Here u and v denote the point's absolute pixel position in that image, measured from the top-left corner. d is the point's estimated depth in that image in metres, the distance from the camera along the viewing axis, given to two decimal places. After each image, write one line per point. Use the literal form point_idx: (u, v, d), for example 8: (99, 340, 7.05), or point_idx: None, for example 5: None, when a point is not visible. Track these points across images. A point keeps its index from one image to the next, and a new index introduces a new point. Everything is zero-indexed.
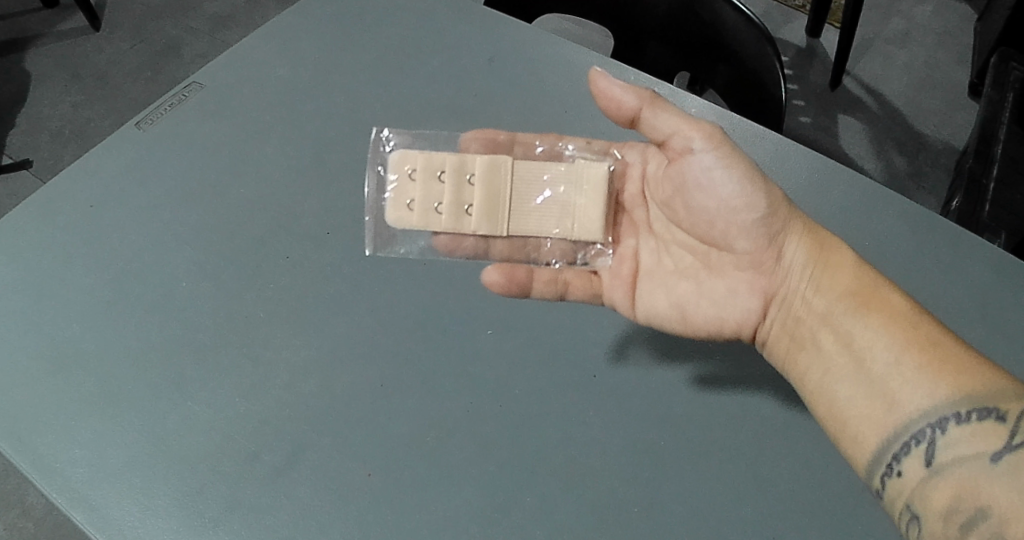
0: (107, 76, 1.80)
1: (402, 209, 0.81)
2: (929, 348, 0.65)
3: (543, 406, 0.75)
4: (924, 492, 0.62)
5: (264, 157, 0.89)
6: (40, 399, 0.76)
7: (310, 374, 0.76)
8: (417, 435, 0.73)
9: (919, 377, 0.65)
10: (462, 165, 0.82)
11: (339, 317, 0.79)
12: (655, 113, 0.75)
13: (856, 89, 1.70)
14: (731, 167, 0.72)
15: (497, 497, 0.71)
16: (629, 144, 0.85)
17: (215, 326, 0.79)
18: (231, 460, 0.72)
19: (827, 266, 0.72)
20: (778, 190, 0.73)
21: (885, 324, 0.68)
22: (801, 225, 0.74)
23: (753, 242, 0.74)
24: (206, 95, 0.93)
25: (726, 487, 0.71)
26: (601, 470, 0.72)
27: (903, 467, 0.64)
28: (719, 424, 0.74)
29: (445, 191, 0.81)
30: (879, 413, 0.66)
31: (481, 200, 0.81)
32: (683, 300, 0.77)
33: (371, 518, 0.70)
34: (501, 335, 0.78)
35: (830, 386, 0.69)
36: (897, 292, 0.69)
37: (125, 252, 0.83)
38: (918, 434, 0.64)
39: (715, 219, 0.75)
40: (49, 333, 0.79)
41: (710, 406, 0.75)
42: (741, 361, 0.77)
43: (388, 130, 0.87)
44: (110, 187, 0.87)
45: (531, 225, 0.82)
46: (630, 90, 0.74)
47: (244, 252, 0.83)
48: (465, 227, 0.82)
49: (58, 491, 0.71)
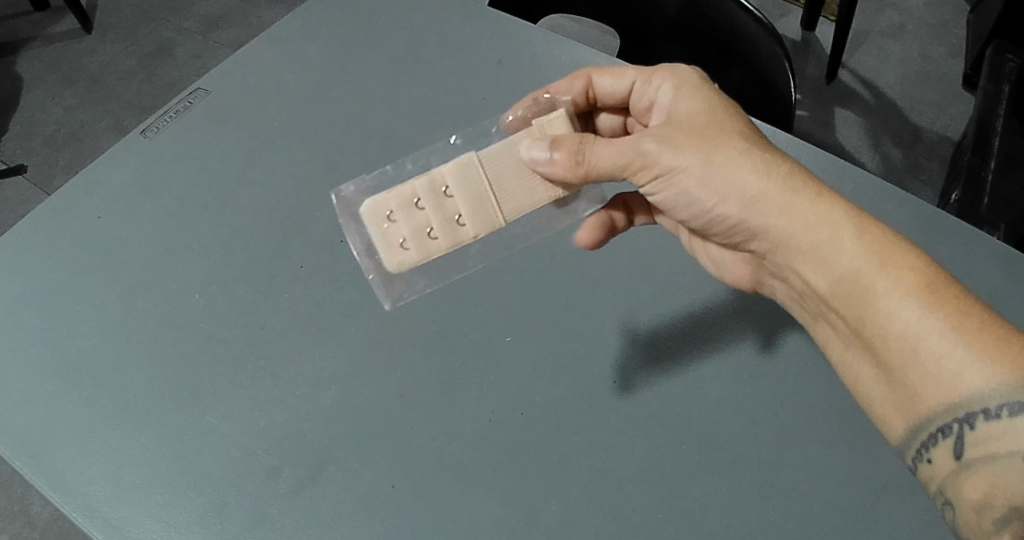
0: (101, 79, 1.79)
1: (397, 252, 0.67)
2: (950, 337, 0.55)
3: (561, 409, 0.73)
4: (956, 482, 0.56)
5: (272, 162, 0.88)
6: (55, 413, 0.75)
7: (325, 383, 0.75)
8: (437, 446, 0.72)
9: (943, 368, 0.55)
10: (433, 181, 0.67)
11: (358, 328, 0.78)
12: (591, 148, 0.65)
13: (852, 82, 1.70)
14: (685, 172, 0.64)
15: (519, 507, 0.69)
16: (654, 70, 0.73)
17: (227, 335, 0.78)
18: (250, 475, 0.71)
19: (817, 246, 0.61)
20: (734, 175, 0.63)
21: (893, 310, 0.57)
22: (781, 201, 0.62)
23: (733, 229, 0.66)
24: (212, 102, 0.93)
25: (760, 486, 0.68)
26: (633, 479, 0.69)
27: (932, 454, 0.57)
28: (753, 426, 0.71)
29: (430, 214, 0.67)
30: (904, 402, 0.58)
31: (468, 204, 0.68)
32: (695, 247, 0.75)
33: (398, 532, 0.69)
34: (521, 341, 0.76)
35: (852, 370, 0.62)
36: (904, 268, 0.57)
37: (135, 261, 0.83)
38: (944, 428, 0.56)
39: (690, 214, 0.67)
40: (61, 345, 0.79)
41: (739, 404, 0.72)
42: (752, 317, 0.76)
43: (343, 189, 0.72)
44: (117, 196, 0.87)
45: (525, 201, 0.69)
46: (555, 153, 0.66)
47: (258, 263, 0.81)
48: (466, 238, 0.68)
49: (76, 509, 0.71)
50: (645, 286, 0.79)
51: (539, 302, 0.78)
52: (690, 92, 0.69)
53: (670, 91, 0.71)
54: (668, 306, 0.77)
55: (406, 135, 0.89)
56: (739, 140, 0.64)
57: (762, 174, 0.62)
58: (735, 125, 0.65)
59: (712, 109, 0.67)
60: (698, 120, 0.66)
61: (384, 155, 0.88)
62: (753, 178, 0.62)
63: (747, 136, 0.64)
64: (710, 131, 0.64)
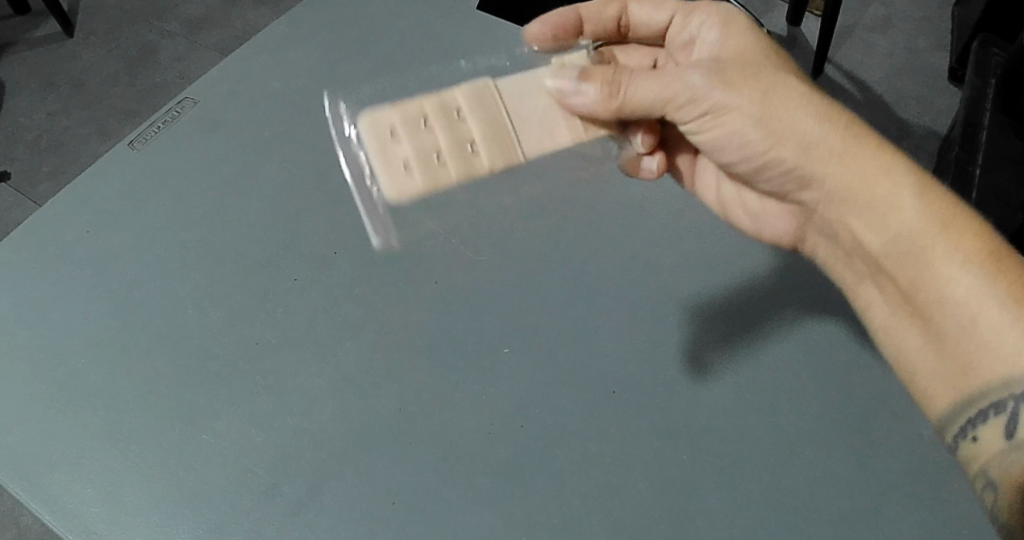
0: (85, 82, 1.77)
1: (399, 175, 0.63)
2: (1010, 308, 0.53)
3: (561, 420, 0.72)
4: (1003, 465, 0.54)
5: (262, 173, 0.87)
6: (49, 433, 0.74)
7: (323, 401, 0.74)
8: (438, 460, 0.71)
9: (1001, 340, 0.53)
10: (443, 104, 0.65)
11: (355, 343, 0.77)
12: (631, 85, 0.65)
13: (838, 78, 1.70)
14: (739, 112, 0.63)
15: (522, 521, 0.68)
16: (694, 9, 0.73)
17: (221, 350, 0.77)
18: (249, 494, 0.70)
19: (875, 198, 0.60)
20: (787, 115, 0.62)
21: (953, 272, 0.55)
22: (839, 148, 0.61)
23: (782, 173, 0.65)
24: (201, 111, 0.92)
25: (762, 494, 0.68)
26: (635, 491, 0.69)
27: (978, 433, 0.55)
28: (755, 435, 0.71)
29: (439, 137, 0.64)
30: (954, 374, 0.56)
31: (482, 130, 0.65)
32: (730, 200, 0.76)
33: None
34: (519, 351, 0.76)
35: (899, 331, 0.61)
36: (969, 233, 0.56)
37: (126, 276, 0.81)
38: (998, 404, 0.53)
39: (739, 157, 0.66)
40: (50, 363, 0.77)
41: (740, 410, 0.72)
42: (748, 323, 0.76)
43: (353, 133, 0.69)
44: (105, 209, 0.86)
45: (546, 136, 0.67)
46: (586, 86, 0.65)
47: (251, 276, 0.80)
48: (479, 168, 0.64)
49: (70, 532, 0.69)
50: (639, 292, 0.78)
51: (539, 312, 0.78)
52: (735, 31, 0.69)
53: (716, 30, 0.70)
54: (667, 315, 0.77)
55: None
56: (797, 83, 0.63)
57: (819, 124, 0.61)
58: (787, 68, 0.64)
59: (757, 52, 0.66)
60: (746, 60, 0.65)
61: None
62: (810, 125, 0.61)
63: (801, 81, 0.64)
64: (762, 75, 0.63)
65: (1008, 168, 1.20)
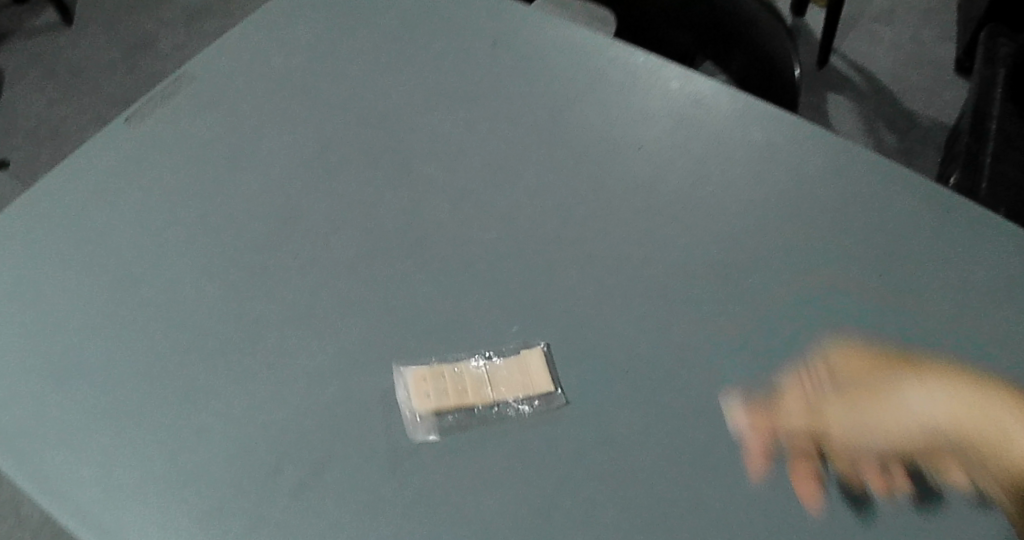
0: (84, 71, 1.75)
1: None
2: None
3: (580, 396, 0.67)
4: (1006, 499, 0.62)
5: (263, 149, 0.85)
6: (44, 409, 0.69)
7: (324, 377, 0.69)
8: (451, 438, 0.66)
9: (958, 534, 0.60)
10: None
11: (358, 316, 0.72)
12: None
13: (844, 68, 1.68)
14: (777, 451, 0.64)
15: (543, 504, 0.63)
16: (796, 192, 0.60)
17: (219, 324, 0.73)
18: (250, 475, 0.65)
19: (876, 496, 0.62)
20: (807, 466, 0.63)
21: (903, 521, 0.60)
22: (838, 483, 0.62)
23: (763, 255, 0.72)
24: (201, 88, 0.90)
25: (797, 475, 0.63)
26: (667, 471, 0.63)
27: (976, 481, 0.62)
28: (789, 413, 0.66)
29: None
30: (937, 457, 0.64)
31: None
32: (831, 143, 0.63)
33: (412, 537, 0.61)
34: (531, 326, 0.72)
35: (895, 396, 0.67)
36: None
37: (120, 250, 0.78)
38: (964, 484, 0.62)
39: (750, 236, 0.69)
40: (38, 337, 0.73)
41: (773, 387, 0.67)
42: (772, 296, 0.72)
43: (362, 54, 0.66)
44: (101, 184, 0.83)
45: None
46: None
47: (250, 250, 0.77)
48: None
49: (67, 513, 0.64)
50: (659, 266, 0.74)
51: (551, 285, 0.74)
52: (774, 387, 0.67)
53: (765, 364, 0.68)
54: (685, 288, 0.73)
55: (402, 122, 0.86)
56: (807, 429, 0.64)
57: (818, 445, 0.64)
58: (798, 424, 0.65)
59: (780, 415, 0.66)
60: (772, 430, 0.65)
61: (379, 141, 0.85)
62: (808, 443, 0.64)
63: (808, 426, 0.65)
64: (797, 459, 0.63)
65: (1019, 157, 1.18)
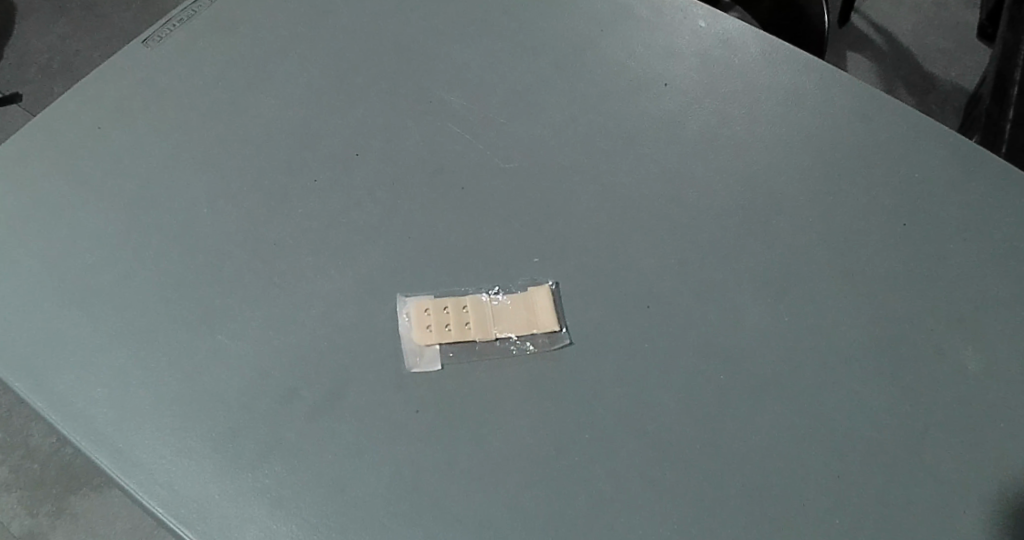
0: (95, 4, 1.71)
1: None
2: None
3: (597, 332, 0.67)
4: None
5: (280, 75, 0.83)
6: (56, 329, 0.69)
7: (341, 304, 0.69)
8: (467, 367, 0.66)
9: None
10: None
11: (376, 246, 0.72)
12: None
13: (864, 26, 1.64)
14: None
15: (558, 435, 0.63)
16: None
17: (236, 249, 0.72)
18: (266, 398, 0.65)
19: None
20: None
21: None
22: None
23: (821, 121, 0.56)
24: (218, 12, 0.88)
25: (813, 415, 0.64)
26: (680, 408, 0.64)
27: None
28: (804, 355, 0.66)
29: None
30: None
31: None
32: None
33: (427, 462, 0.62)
34: (551, 261, 0.71)
35: None
36: None
37: (137, 173, 0.77)
38: None
39: None
40: (56, 258, 0.73)
41: (788, 330, 0.67)
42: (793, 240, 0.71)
43: None
44: (118, 106, 0.81)
45: None
46: None
47: (268, 176, 0.76)
48: None
49: (80, 433, 0.65)
50: (680, 206, 0.74)
51: (572, 221, 0.73)
52: None
53: None
54: (708, 228, 0.72)
55: (422, 50, 0.84)
56: None
57: None
58: None
59: None
60: None
61: (399, 69, 0.83)
62: None
63: None
64: None
65: None
